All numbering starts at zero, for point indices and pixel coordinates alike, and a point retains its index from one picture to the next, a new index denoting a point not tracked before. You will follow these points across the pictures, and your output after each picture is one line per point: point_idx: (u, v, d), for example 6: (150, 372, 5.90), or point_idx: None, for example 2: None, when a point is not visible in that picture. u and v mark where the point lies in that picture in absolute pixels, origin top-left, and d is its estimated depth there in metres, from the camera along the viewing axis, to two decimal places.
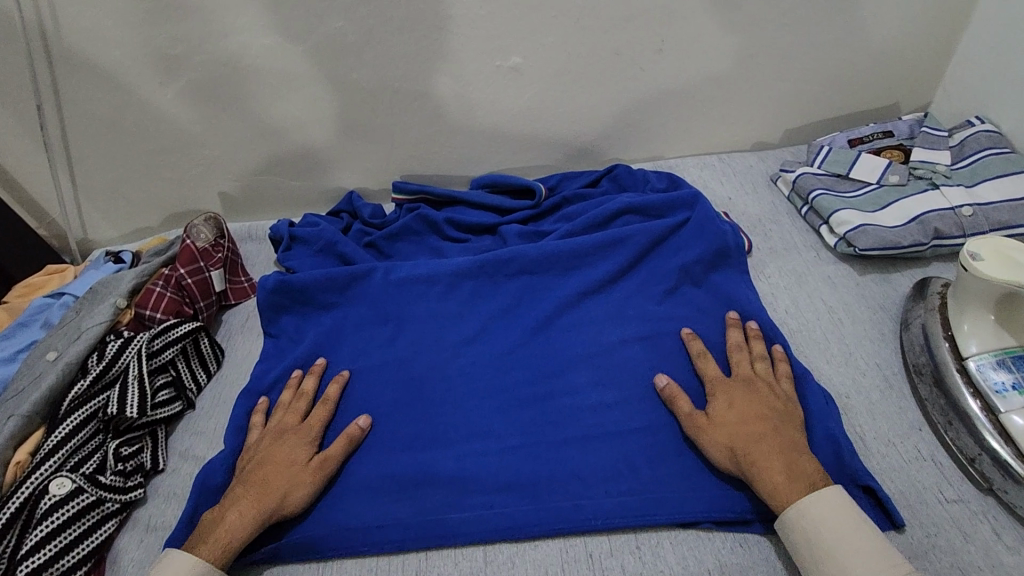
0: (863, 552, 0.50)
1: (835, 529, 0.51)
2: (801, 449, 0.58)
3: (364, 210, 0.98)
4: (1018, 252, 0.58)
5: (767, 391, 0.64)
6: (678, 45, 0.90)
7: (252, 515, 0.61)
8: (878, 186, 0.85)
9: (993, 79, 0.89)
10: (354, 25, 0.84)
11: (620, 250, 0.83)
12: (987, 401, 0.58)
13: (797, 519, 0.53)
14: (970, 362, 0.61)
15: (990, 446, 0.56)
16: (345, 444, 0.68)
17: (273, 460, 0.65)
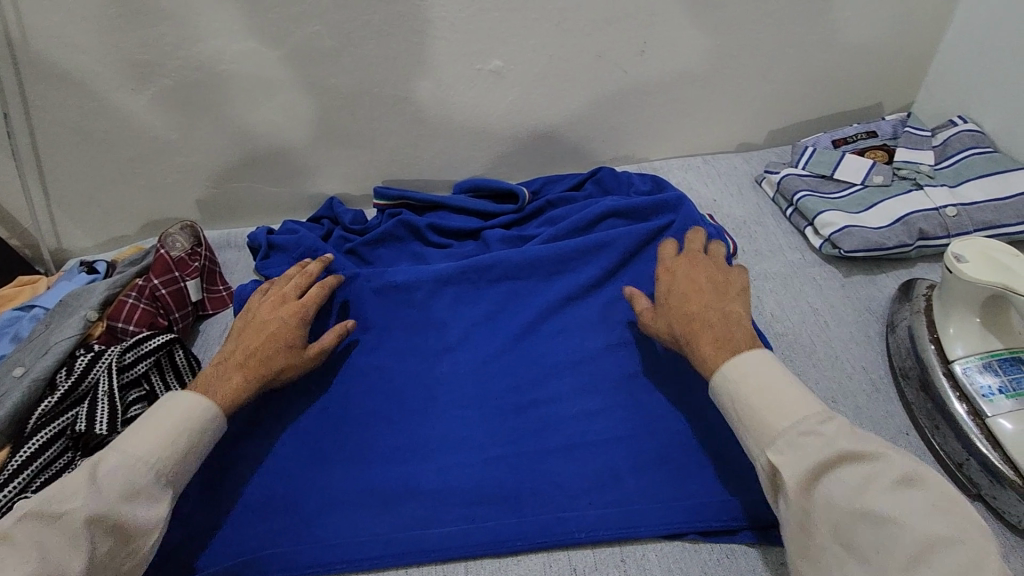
0: (791, 402, 0.52)
1: (762, 383, 0.54)
2: (736, 319, 0.62)
3: (345, 216, 0.96)
4: (1005, 254, 0.58)
5: (716, 280, 0.67)
6: (660, 47, 0.89)
7: (248, 381, 0.66)
8: (863, 186, 0.85)
9: (975, 78, 0.89)
10: (330, 28, 0.83)
11: (603, 254, 0.82)
12: (975, 405, 0.57)
13: (723, 380, 0.57)
14: (955, 366, 0.60)
15: (978, 451, 0.55)
16: (334, 337, 0.74)
17: (257, 331, 0.70)
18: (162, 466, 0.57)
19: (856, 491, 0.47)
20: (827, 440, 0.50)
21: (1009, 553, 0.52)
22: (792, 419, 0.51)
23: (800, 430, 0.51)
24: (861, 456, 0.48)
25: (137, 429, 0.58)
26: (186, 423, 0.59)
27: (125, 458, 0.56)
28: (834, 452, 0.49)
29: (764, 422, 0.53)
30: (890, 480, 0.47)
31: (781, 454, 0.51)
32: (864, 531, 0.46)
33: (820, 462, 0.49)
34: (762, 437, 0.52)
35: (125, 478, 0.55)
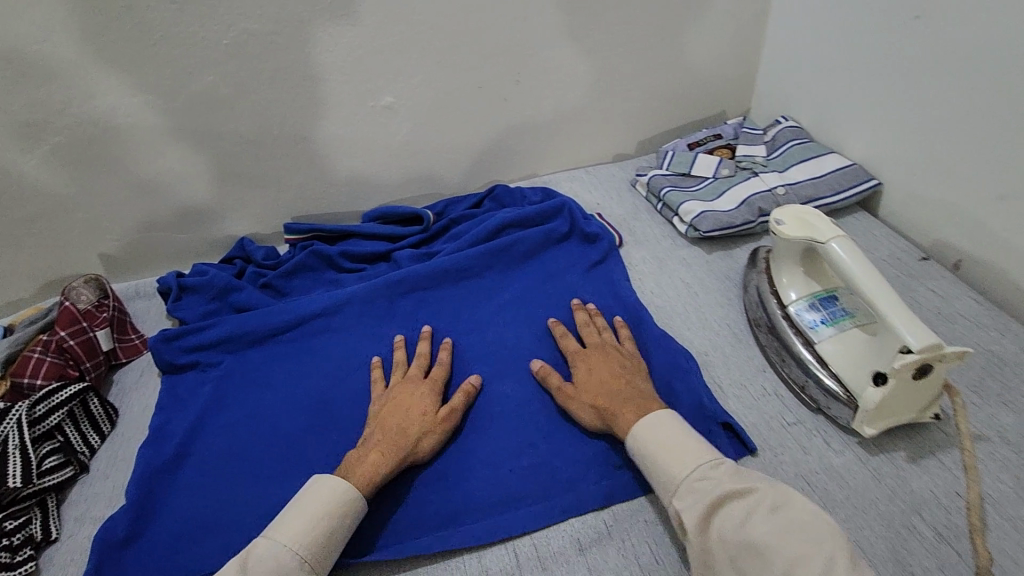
0: (690, 453, 0.58)
1: (666, 441, 0.60)
2: (644, 388, 0.68)
3: (258, 253, 1.00)
4: (811, 215, 0.71)
5: (618, 354, 0.73)
6: (532, 76, 1.01)
7: (388, 460, 0.64)
8: (714, 179, 1.00)
9: (788, 85, 1.08)
10: (225, 78, 0.88)
11: (503, 258, 0.93)
12: (806, 337, 0.70)
13: (642, 444, 0.61)
14: (790, 308, 0.73)
15: (812, 373, 0.68)
16: (466, 395, 0.73)
17: (403, 410, 0.69)
18: (308, 554, 0.55)
19: (740, 524, 0.52)
20: (716, 482, 0.55)
21: (845, 447, 0.64)
22: (689, 466, 0.57)
23: (694, 479, 0.56)
24: (740, 492, 0.54)
25: (293, 514, 0.58)
26: (333, 509, 0.58)
27: (275, 542, 0.55)
28: (718, 492, 0.54)
29: (668, 476, 0.58)
30: (767, 508, 0.52)
31: (682, 502, 0.56)
32: (751, 561, 0.50)
33: (710, 505, 0.54)
34: (667, 490, 0.58)
35: (274, 564, 0.53)
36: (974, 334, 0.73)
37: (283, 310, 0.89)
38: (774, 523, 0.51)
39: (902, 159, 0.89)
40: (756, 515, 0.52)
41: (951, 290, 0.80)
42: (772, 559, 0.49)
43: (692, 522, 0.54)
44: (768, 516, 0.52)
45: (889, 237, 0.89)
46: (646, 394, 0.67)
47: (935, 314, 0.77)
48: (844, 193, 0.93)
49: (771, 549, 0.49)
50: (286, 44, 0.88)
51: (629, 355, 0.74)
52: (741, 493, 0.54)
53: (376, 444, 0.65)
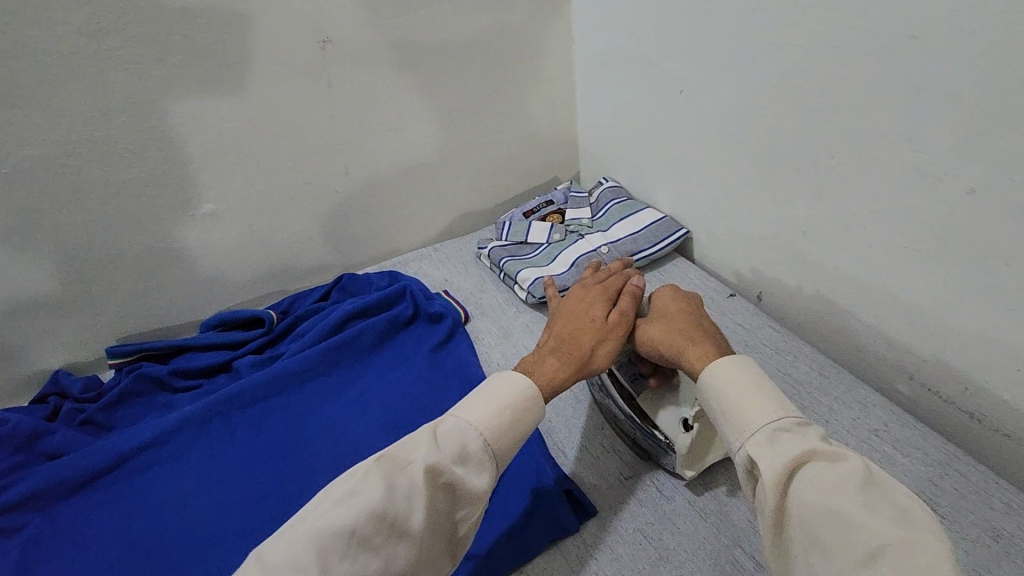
0: (773, 403, 0.51)
1: (746, 389, 0.53)
2: (711, 329, 0.64)
3: (73, 386, 0.91)
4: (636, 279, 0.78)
5: (695, 307, 0.68)
6: (360, 166, 1.04)
7: (564, 367, 0.63)
8: (548, 244, 1.06)
9: (603, 150, 1.19)
10: (12, 207, 0.82)
11: (348, 352, 0.92)
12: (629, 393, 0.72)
13: (714, 383, 0.55)
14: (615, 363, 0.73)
15: (638, 426, 0.71)
16: (631, 299, 0.71)
17: (580, 317, 0.70)
18: (492, 438, 0.54)
19: (823, 488, 0.44)
20: (805, 439, 0.48)
21: (675, 493, 0.70)
22: (769, 416, 0.50)
23: (776, 428, 0.49)
24: (828, 456, 0.46)
25: (475, 397, 0.57)
26: (514, 402, 0.56)
27: (461, 421, 0.54)
28: (807, 448, 0.47)
29: (742, 419, 0.51)
30: (862, 478, 0.44)
31: (760, 450, 0.49)
32: (832, 529, 0.43)
33: (794, 461, 0.46)
34: (739, 433, 0.51)
35: (461, 442, 0.53)
36: (774, 361, 0.82)
37: (104, 449, 0.81)
38: (871, 496, 0.44)
39: (700, 210, 1.00)
40: (835, 481, 0.44)
41: (754, 322, 0.89)
42: (858, 531, 0.42)
43: (769, 475, 0.46)
44: (861, 486, 0.44)
45: (702, 280, 0.99)
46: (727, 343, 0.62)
47: (743, 346, 0.85)
48: (659, 244, 1.02)
49: (859, 521, 0.42)
50: (79, 164, 0.84)
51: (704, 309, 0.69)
52: (829, 454, 0.46)
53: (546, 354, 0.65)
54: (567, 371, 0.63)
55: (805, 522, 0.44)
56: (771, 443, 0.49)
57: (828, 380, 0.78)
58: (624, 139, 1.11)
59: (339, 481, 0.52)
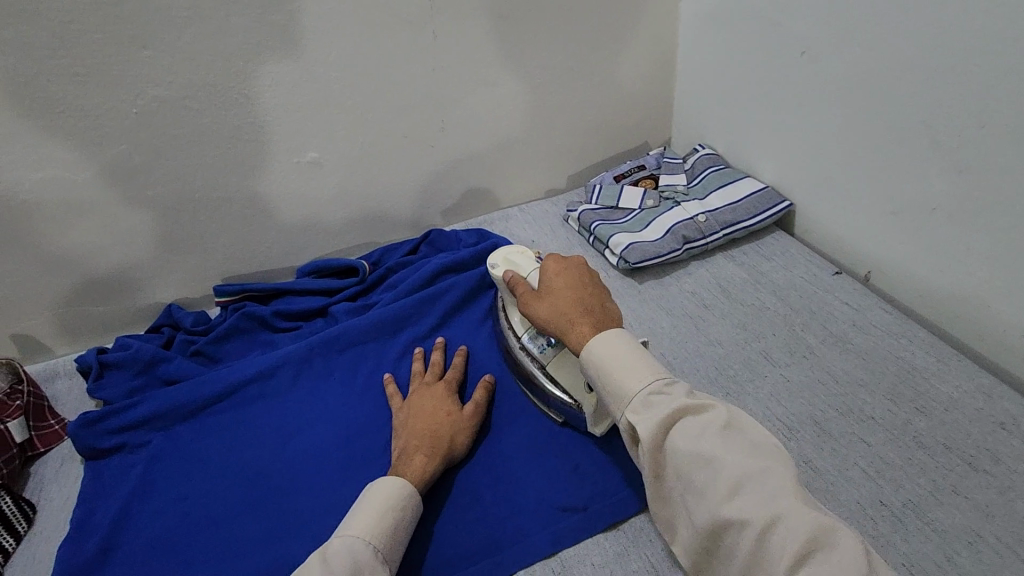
0: (645, 369, 0.58)
1: (624, 358, 0.60)
2: (583, 309, 0.66)
3: (186, 319, 0.97)
4: (516, 254, 0.79)
5: (581, 274, 0.71)
6: (456, 123, 1.04)
7: (433, 461, 0.67)
8: (641, 210, 1.04)
9: (700, 116, 1.14)
10: (138, 146, 0.87)
11: (441, 303, 0.93)
12: (539, 360, 0.75)
13: (592, 357, 0.61)
14: (524, 336, 0.77)
15: (550, 392, 0.73)
16: (485, 390, 0.77)
17: (429, 414, 0.73)
18: (380, 541, 0.57)
19: (694, 438, 0.53)
20: (673, 400, 0.56)
21: None
22: (643, 383, 0.57)
23: (647, 394, 0.57)
24: (695, 409, 0.55)
25: (354, 512, 0.60)
26: (394, 502, 0.60)
27: (346, 536, 0.57)
28: (675, 408, 0.55)
29: (621, 389, 0.58)
30: (721, 426, 0.54)
31: (637, 414, 0.56)
32: (698, 471, 0.52)
33: (666, 421, 0.55)
34: (620, 402, 0.58)
35: (350, 555, 0.55)
36: (885, 343, 0.78)
37: (214, 379, 0.86)
38: (729, 440, 0.53)
39: (808, 181, 0.95)
40: (707, 435, 0.53)
41: (862, 301, 0.85)
42: (721, 470, 0.51)
43: (647, 436, 0.55)
44: (719, 432, 0.53)
45: (804, 254, 0.94)
46: (608, 311, 0.67)
47: (851, 326, 0.81)
48: (761, 215, 0.97)
49: (719, 462, 0.51)
50: (199, 108, 0.87)
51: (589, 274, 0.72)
52: (693, 409, 0.55)
53: (413, 451, 0.68)
54: (436, 465, 0.67)
55: (679, 466, 0.53)
56: (646, 408, 0.56)
57: (948, 367, 0.74)
58: (726, 104, 1.06)
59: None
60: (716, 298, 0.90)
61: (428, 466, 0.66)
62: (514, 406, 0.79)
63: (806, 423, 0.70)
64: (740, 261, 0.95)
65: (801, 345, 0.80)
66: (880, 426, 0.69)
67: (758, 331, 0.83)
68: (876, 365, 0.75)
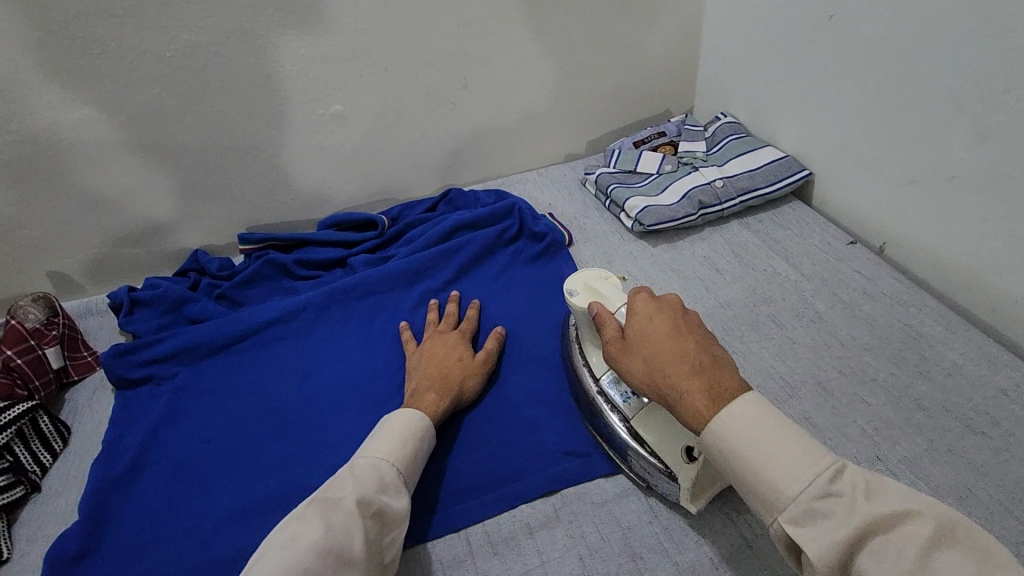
0: (801, 461, 0.47)
1: (764, 443, 0.49)
2: (700, 371, 0.55)
3: (211, 264, 1.00)
4: (597, 279, 0.70)
5: (678, 319, 0.60)
6: (479, 81, 1.04)
7: (444, 400, 0.69)
8: (658, 175, 1.04)
9: (724, 84, 1.13)
10: (170, 91, 0.89)
11: (456, 257, 0.95)
12: (620, 412, 0.65)
13: (719, 441, 0.51)
14: (603, 379, 0.68)
15: (634, 450, 0.63)
16: (496, 340, 0.79)
17: (440, 358, 0.75)
18: (400, 464, 0.60)
19: (892, 563, 0.42)
20: (852, 507, 0.44)
21: None
22: (804, 483, 0.46)
23: (812, 503, 0.45)
24: (887, 523, 0.43)
25: (376, 437, 0.62)
26: (414, 432, 0.63)
27: (370, 458, 0.58)
28: (856, 525, 0.43)
29: (771, 489, 0.47)
30: (924, 543, 0.42)
31: (801, 529, 0.46)
32: None
33: (848, 542, 0.43)
34: (774, 506, 0.47)
35: (377, 473, 0.57)
36: (895, 311, 0.78)
37: (238, 319, 0.89)
38: (934, 564, 0.41)
39: (828, 150, 0.94)
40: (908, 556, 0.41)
41: (876, 270, 0.85)
42: None
43: (822, 561, 0.44)
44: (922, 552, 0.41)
45: (821, 224, 0.94)
46: (724, 367, 0.55)
47: (863, 293, 0.82)
48: (779, 183, 0.97)
49: None
50: (230, 55, 0.89)
51: (686, 314, 0.61)
52: (887, 524, 0.43)
53: (424, 388, 0.70)
54: (447, 404, 0.70)
55: None
56: (812, 523, 0.45)
57: (956, 335, 0.74)
58: (750, 71, 1.05)
59: (270, 537, 0.51)
60: (729, 263, 0.90)
61: (439, 403, 0.68)
62: (524, 356, 0.81)
63: (809, 382, 0.72)
64: (756, 228, 0.96)
65: (810, 310, 0.81)
66: (882, 387, 0.70)
67: (768, 295, 0.84)
68: (884, 331, 0.76)
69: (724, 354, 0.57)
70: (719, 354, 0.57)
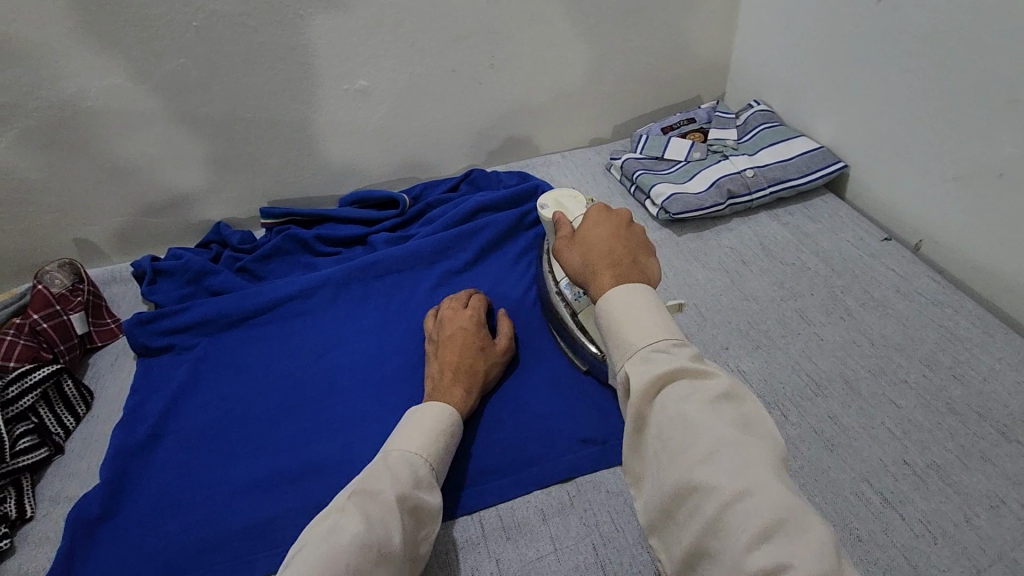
0: (655, 324, 0.48)
1: (636, 309, 0.49)
2: (619, 262, 0.54)
3: (233, 237, 1.00)
4: (568, 197, 0.75)
5: (621, 226, 0.59)
6: (507, 60, 1.02)
7: (471, 395, 0.69)
8: (686, 162, 1.01)
9: (759, 70, 1.09)
10: (196, 61, 0.88)
11: (477, 239, 0.94)
12: (573, 307, 0.74)
13: (606, 307, 0.51)
14: (562, 282, 0.76)
15: (578, 339, 0.73)
16: (510, 322, 0.79)
17: (462, 346, 0.72)
18: (433, 459, 0.59)
19: (685, 399, 0.44)
20: (674, 360, 0.46)
21: (801, 420, 0.66)
22: (649, 337, 0.47)
23: (651, 352, 0.46)
24: (694, 373, 0.45)
25: (410, 430, 0.61)
26: (446, 427, 0.62)
27: (407, 452, 0.58)
28: (672, 368, 0.45)
29: (622, 339, 0.48)
30: (714, 395, 0.44)
31: (633, 368, 0.46)
32: (680, 436, 0.43)
33: (665, 377, 0.45)
34: (620, 352, 0.48)
35: (414, 469, 0.56)
36: (929, 312, 0.76)
37: (258, 293, 0.90)
38: (717, 413, 0.43)
39: (866, 142, 0.91)
40: (693, 400, 0.43)
41: (910, 268, 0.82)
42: (704, 436, 0.42)
43: (637, 392, 0.45)
44: (710, 399, 0.44)
45: (854, 218, 0.91)
46: (643, 271, 0.54)
47: (895, 291, 0.79)
48: (812, 175, 0.94)
49: (704, 428, 0.42)
50: (256, 26, 0.87)
51: (632, 229, 0.60)
52: (694, 375, 0.45)
53: (452, 383, 0.69)
54: (473, 398, 0.69)
55: (659, 428, 0.44)
56: (643, 365, 0.46)
57: (993, 340, 0.71)
58: (788, 58, 1.01)
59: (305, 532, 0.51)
60: (755, 255, 0.88)
61: (468, 400, 0.68)
62: (543, 341, 0.80)
63: (835, 381, 0.70)
64: (786, 221, 0.93)
65: (840, 307, 0.78)
66: (912, 390, 0.68)
67: (796, 290, 0.82)
68: (916, 332, 0.74)
69: (652, 269, 0.56)
70: (646, 265, 0.56)
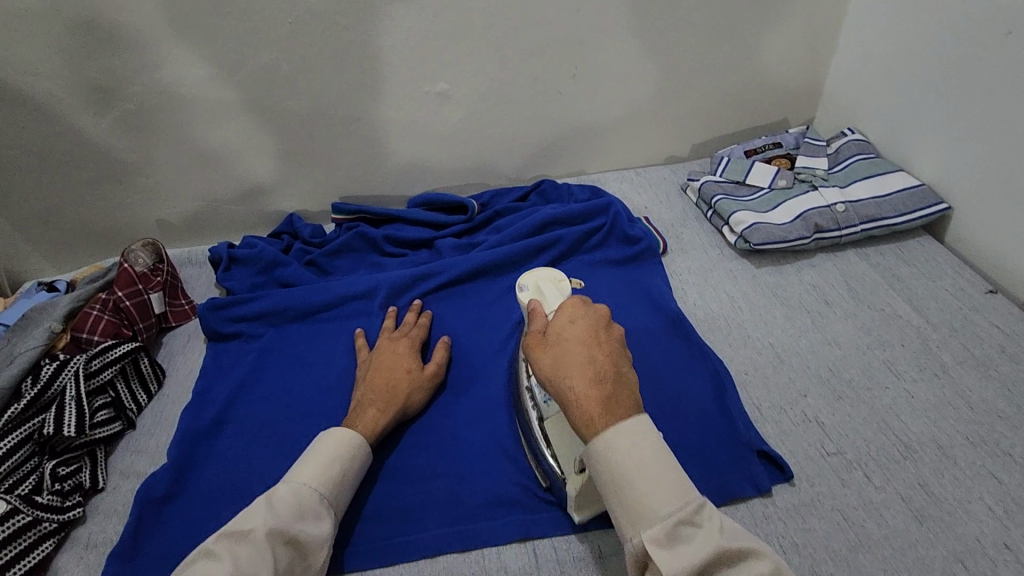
0: (671, 484, 0.48)
1: (646, 465, 0.48)
2: (606, 391, 0.52)
3: (305, 230, 1.02)
4: (548, 280, 0.69)
5: (600, 327, 0.57)
6: (590, 71, 1.00)
7: (385, 414, 0.68)
8: (770, 189, 0.97)
9: (855, 97, 1.03)
10: (286, 56, 0.90)
11: (546, 253, 0.92)
12: (541, 411, 0.67)
13: (604, 452, 0.49)
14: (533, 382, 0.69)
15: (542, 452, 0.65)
16: (445, 352, 0.77)
17: (387, 370, 0.73)
18: (323, 487, 0.58)
19: None
20: (704, 536, 0.46)
21: (886, 484, 0.62)
22: (668, 506, 0.47)
23: (676, 522, 0.46)
24: (728, 552, 0.45)
25: (303, 460, 0.59)
26: (343, 451, 0.60)
27: (293, 481, 0.56)
28: (706, 549, 0.45)
29: (637, 505, 0.48)
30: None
31: (658, 545, 0.46)
32: None
33: (697, 564, 0.44)
34: (635, 519, 0.48)
35: (295, 498, 0.55)
36: None
37: (325, 289, 0.90)
38: None
39: (972, 184, 0.84)
40: None
41: (1018, 326, 0.75)
42: None
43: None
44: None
45: (954, 265, 0.84)
46: (625, 393, 0.53)
47: (1000, 352, 0.72)
48: (910, 215, 0.88)
49: None
50: (347, 25, 0.88)
51: (610, 327, 0.58)
52: (729, 553, 0.45)
53: (367, 403, 0.69)
54: (392, 418, 0.68)
55: None
56: (670, 541, 0.46)
57: None
58: (892, 85, 0.95)
59: (183, 566, 0.51)
60: (840, 295, 0.83)
61: (382, 419, 0.67)
62: None
63: (928, 444, 0.64)
64: (875, 261, 0.87)
65: (934, 363, 0.72)
66: (1017, 465, 0.62)
67: (885, 338, 0.76)
68: (1022, 399, 0.67)
69: (630, 374, 0.55)
70: (629, 381, 0.54)
